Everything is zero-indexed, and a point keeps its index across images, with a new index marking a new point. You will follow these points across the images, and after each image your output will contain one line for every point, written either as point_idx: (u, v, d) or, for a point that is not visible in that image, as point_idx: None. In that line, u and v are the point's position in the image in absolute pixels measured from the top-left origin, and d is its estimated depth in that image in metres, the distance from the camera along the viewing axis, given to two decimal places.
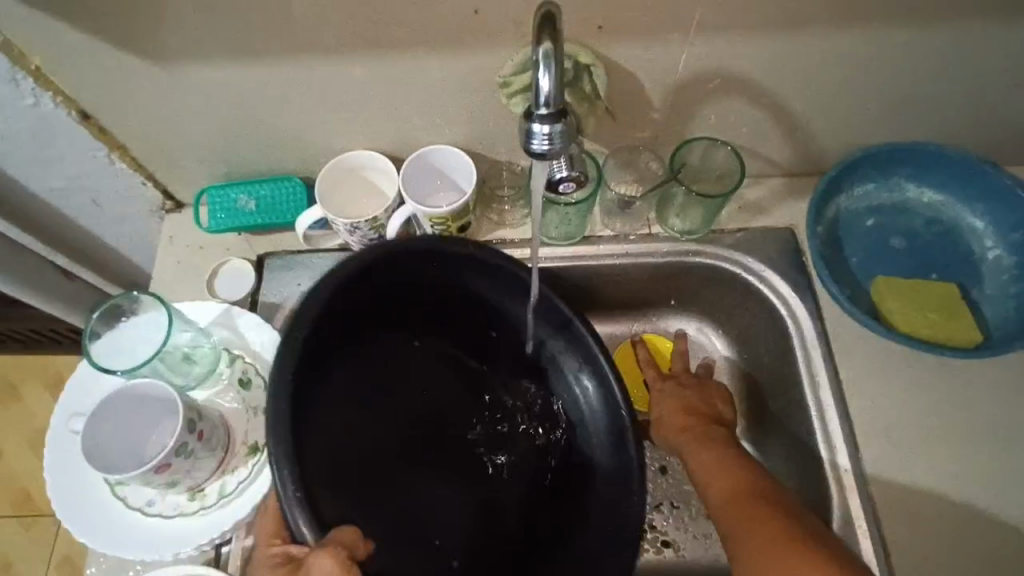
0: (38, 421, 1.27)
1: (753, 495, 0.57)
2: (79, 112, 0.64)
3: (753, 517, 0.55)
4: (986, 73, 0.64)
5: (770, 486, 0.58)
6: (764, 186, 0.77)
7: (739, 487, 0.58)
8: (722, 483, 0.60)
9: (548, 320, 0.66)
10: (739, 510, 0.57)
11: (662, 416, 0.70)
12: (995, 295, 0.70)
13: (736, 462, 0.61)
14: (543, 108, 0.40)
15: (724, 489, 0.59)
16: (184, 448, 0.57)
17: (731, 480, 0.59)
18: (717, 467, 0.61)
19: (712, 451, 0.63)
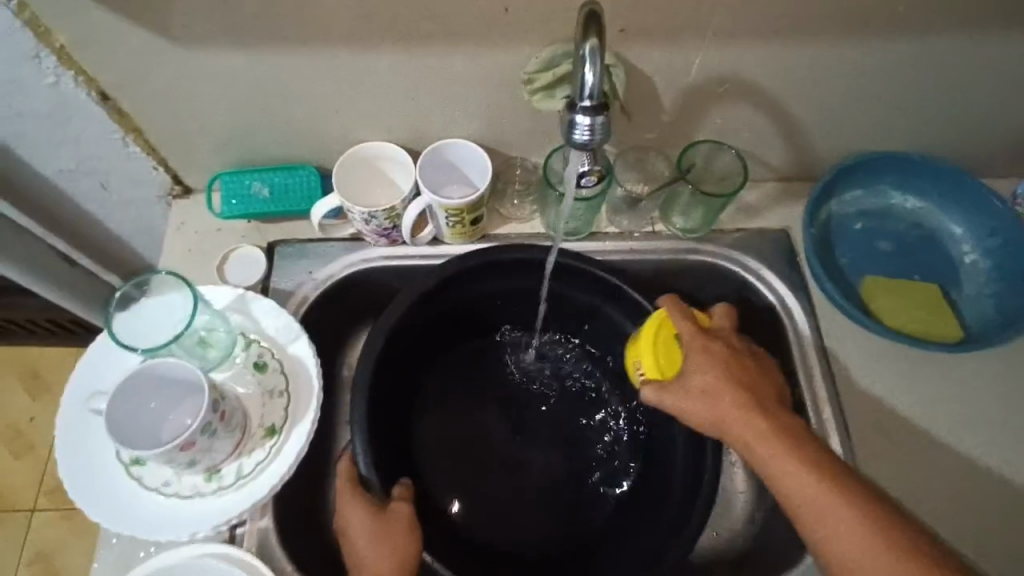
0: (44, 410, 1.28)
1: (829, 484, 0.53)
2: (99, 92, 0.64)
3: (838, 514, 0.52)
4: (968, 86, 0.69)
5: (843, 471, 0.54)
6: (761, 189, 0.82)
7: (813, 478, 0.54)
8: (807, 490, 0.54)
9: (599, 293, 0.72)
10: (820, 504, 0.53)
11: (705, 398, 0.61)
12: (971, 296, 0.76)
13: (795, 444, 0.56)
14: (587, 100, 0.43)
15: (790, 478, 0.55)
16: (208, 427, 0.58)
17: (797, 470, 0.55)
18: (796, 476, 0.55)
19: (763, 432, 0.58)
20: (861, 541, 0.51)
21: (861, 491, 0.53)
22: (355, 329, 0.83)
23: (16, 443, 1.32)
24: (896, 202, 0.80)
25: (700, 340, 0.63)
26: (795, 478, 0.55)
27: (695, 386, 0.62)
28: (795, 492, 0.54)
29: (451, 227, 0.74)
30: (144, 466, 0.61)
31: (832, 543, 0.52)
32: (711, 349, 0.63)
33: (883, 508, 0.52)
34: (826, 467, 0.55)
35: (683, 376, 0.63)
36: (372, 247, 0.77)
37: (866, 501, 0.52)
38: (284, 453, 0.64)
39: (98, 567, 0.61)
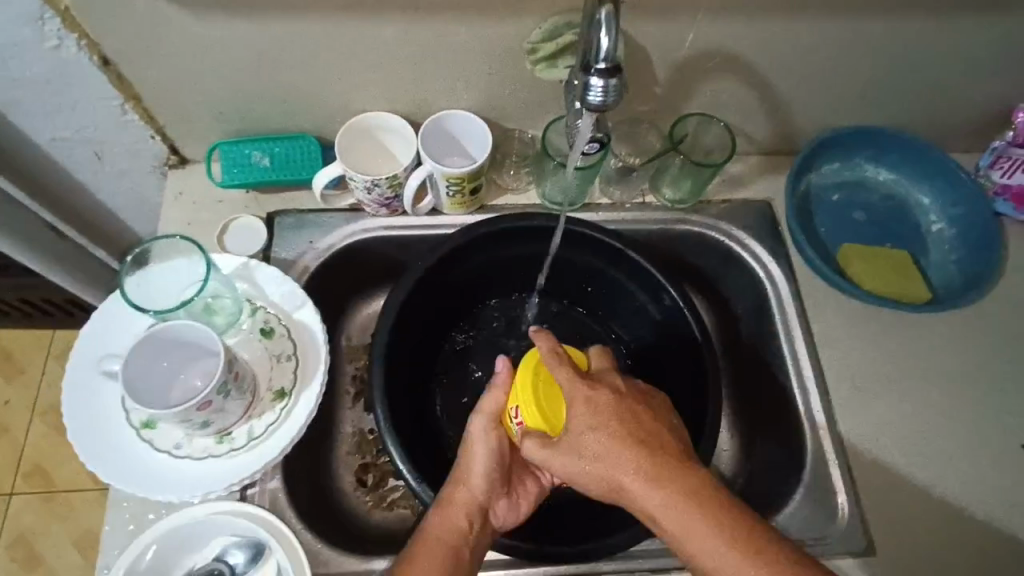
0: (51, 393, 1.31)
1: (737, 550, 0.48)
2: (100, 58, 0.63)
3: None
4: (937, 62, 0.74)
5: (751, 529, 0.49)
6: (745, 163, 0.86)
7: (720, 546, 0.49)
8: (712, 553, 0.49)
9: (601, 255, 0.77)
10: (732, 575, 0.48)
11: (596, 462, 0.55)
12: (937, 262, 0.82)
13: (696, 507, 0.50)
14: (602, 62, 0.46)
15: (698, 552, 0.49)
16: (223, 387, 0.58)
17: (701, 539, 0.49)
18: (697, 538, 0.50)
19: (660, 497, 0.52)
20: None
21: (772, 552, 0.48)
22: (352, 300, 0.84)
23: None
24: (870, 174, 0.85)
25: (585, 395, 0.57)
26: (703, 551, 0.49)
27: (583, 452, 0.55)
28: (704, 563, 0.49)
29: (451, 196, 0.75)
30: (154, 429, 0.62)
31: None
32: (595, 405, 0.57)
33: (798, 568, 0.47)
34: (732, 530, 0.49)
35: (571, 441, 0.56)
36: (371, 217, 0.78)
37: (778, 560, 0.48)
38: (295, 415, 0.65)
39: (109, 529, 0.61)
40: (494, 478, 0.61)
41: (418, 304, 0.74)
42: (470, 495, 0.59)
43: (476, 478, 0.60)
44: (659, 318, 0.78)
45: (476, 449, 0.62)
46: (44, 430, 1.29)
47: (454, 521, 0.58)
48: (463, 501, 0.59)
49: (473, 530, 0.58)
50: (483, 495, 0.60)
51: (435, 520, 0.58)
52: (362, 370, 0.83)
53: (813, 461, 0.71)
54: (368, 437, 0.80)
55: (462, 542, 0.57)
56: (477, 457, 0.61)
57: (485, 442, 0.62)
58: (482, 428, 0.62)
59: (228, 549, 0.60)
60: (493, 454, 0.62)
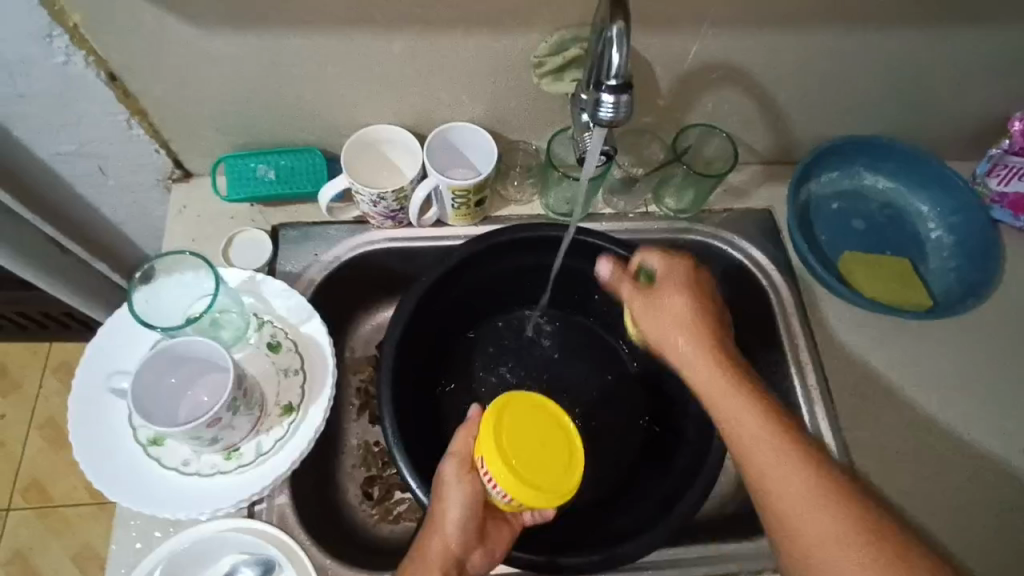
0: (52, 406, 1.30)
1: (788, 457, 0.53)
2: (107, 74, 0.63)
3: (789, 481, 0.52)
4: (935, 72, 0.75)
5: (805, 446, 0.53)
6: (745, 172, 0.86)
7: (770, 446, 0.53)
8: (755, 433, 0.54)
9: None
10: (772, 473, 0.52)
11: (675, 304, 0.64)
12: (936, 270, 0.83)
13: (759, 404, 0.56)
14: (613, 80, 0.47)
15: (744, 429, 0.55)
16: (233, 403, 0.58)
17: (755, 436, 0.54)
18: (746, 418, 0.55)
19: (728, 393, 0.58)
20: (811, 518, 0.50)
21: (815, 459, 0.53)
22: (357, 312, 0.85)
23: None
24: (868, 183, 0.86)
25: (678, 258, 0.67)
26: (748, 431, 0.55)
27: (666, 315, 0.64)
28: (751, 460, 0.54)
29: (456, 208, 0.75)
30: (162, 446, 0.61)
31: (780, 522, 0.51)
32: (689, 274, 0.66)
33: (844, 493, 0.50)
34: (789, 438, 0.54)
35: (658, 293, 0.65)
36: (376, 229, 0.78)
37: (826, 475, 0.52)
38: (303, 429, 0.65)
39: (117, 548, 0.61)
40: (465, 529, 0.58)
41: (424, 314, 0.74)
42: (443, 546, 0.57)
43: (450, 530, 0.57)
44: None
45: (446, 496, 0.59)
46: (40, 444, 1.28)
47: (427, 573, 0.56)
48: (436, 553, 0.57)
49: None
50: (458, 545, 0.57)
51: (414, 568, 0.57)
52: (367, 382, 0.83)
53: None
54: (374, 449, 0.79)
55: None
56: (448, 506, 0.58)
57: (455, 491, 0.58)
58: (452, 473, 0.59)
59: (239, 567, 0.61)
60: (465, 503, 0.58)
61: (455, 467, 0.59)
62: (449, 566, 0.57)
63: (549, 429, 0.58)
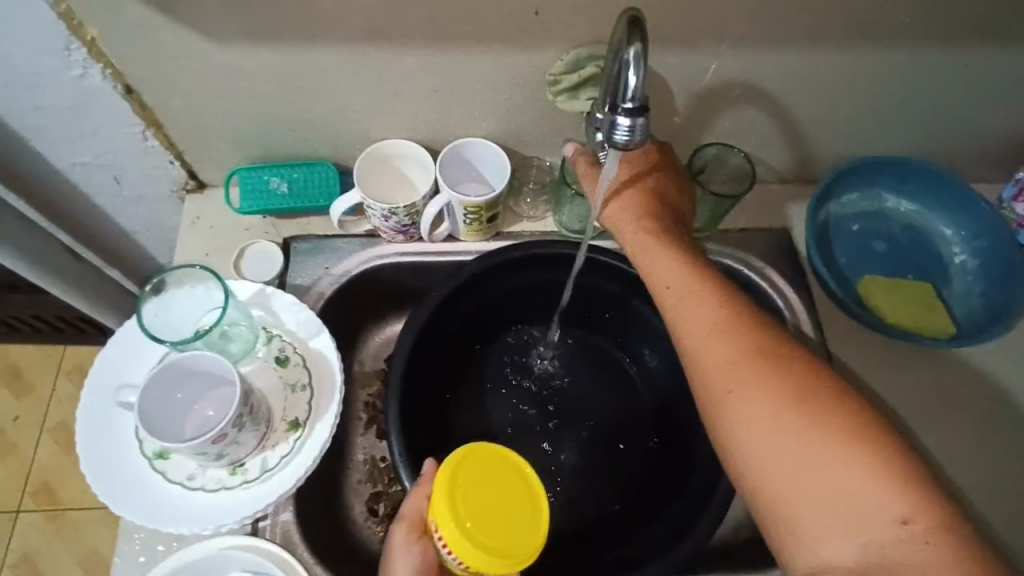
0: (64, 410, 1.31)
1: (740, 353, 0.52)
2: (124, 86, 0.64)
3: (726, 373, 0.51)
4: (959, 93, 0.74)
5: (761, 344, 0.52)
6: (762, 191, 0.85)
7: (724, 344, 0.52)
8: (700, 337, 0.54)
9: (619, 282, 0.76)
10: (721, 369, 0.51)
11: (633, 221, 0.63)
12: (960, 295, 0.80)
13: (708, 308, 0.55)
14: (629, 102, 0.46)
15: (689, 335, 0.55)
16: (239, 420, 0.58)
17: (707, 341, 0.53)
18: (692, 324, 0.55)
19: (682, 300, 0.56)
20: (753, 411, 0.49)
21: (758, 353, 0.51)
22: (366, 325, 0.84)
23: None
24: (890, 205, 0.84)
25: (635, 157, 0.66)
26: (693, 336, 0.54)
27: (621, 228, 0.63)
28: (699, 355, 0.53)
29: (468, 224, 0.75)
30: (167, 460, 0.61)
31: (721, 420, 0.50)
32: (642, 189, 0.65)
33: (791, 386, 0.49)
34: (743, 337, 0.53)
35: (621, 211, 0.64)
36: (387, 243, 0.78)
37: (770, 374, 0.50)
38: (309, 446, 0.64)
39: (119, 562, 0.60)
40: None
41: (434, 330, 0.74)
42: None
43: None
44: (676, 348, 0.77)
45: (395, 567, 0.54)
46: (52, 447, 1.28)
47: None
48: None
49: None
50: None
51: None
52: (374, 396, 0.82)
53: None
54: (380, 465, 0.78)
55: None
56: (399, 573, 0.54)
57: (405, 557, 0.55)
58: (403, 540, 0.56)
59: None
60: (418, 567, 0.54)
61: (402, 531, 0.56)
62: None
63: (508, 483, 0.55)
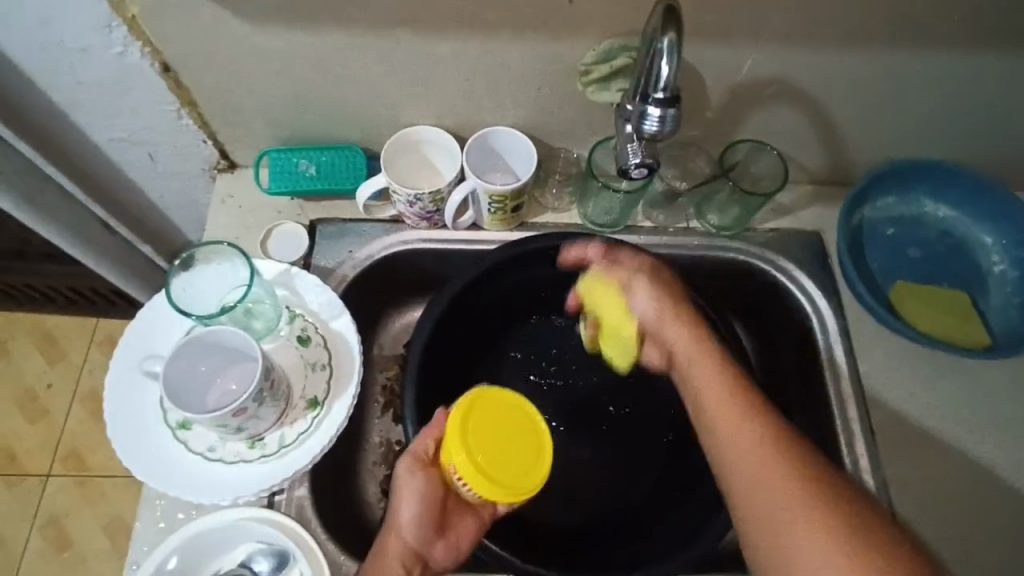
0: (94, 379, 1.36)
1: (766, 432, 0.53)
2: (162, 65, 0.65)
3: (760, 470, 0.51)
4: (1010, 97, 0.71)
5: (792, 442, 0.52)
6: (795, 191, 0.83)
7: (753, 424, 0.54)
8: (735, 435, 0.54)
9: None
10: (751, 450, 0.52)
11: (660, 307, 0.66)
12: (998, 306, 0.77)
13: (742, 406, 0.55)
14: (660, 92, 0.46)
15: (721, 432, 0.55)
16: (259, 395, 0.59)
17: (728, 426, 0.55)
18: (727, 420, 0.55)
19: (721, 396, 0.57)
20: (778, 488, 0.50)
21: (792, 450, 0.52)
22: (387, 309, 0.85)
23: (32, 409, 1.33)
24: (927, 210, 0.81)
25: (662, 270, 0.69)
26: (728, 435, 0.54)
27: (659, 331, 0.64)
28: (728, 435, 0.54)
29: (493, 213, 0.75)
30: (189, 430, 0.63)
31: (750, 501, 0.51)
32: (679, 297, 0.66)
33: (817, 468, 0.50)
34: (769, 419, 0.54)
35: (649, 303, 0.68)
36: (411, 229, 0.78)
37: (803, 474, 0.50)
38: (326, 425, 0.65)
39: (140, 526, 0.62)
40: (422, 524, 0.60)
41: (454, 317, 0.74)
42: (401, 542, 0.59)
43: (404, 525, 0.60)
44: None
45: (403, 495, 0.61)
46: (81, 414, 1.33)
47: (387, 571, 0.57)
48: (396, 551, 0.59)
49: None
50: (415, 539, 0.60)
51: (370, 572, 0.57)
52: (392, 380, 0.83)
53: None
54: (395, 447, 0.79)
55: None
56: (405, 503, 0.60)
57: (410, 486, 0.61)
58: (408, 470, 0.61)
59: (254, 556, 0.61)
60: (421, 500, 0.60)
61: (410, 462, 0.61)
62: (410, 561, 0.59)
63: (517, 422, 0.62)
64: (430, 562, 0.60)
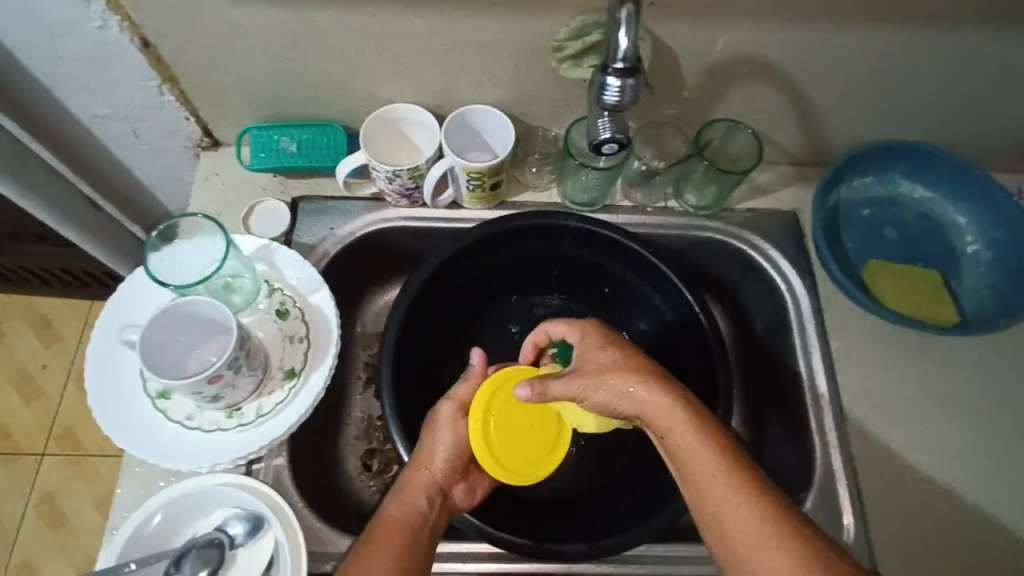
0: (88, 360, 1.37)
1: (757, 511, 0.46)
2: (141, 40, 0.66)
3: (756, 541, 0.45)
4: (984, 77, 0.71)
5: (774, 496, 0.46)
6: (774, 172, 0.84)
7: (740, 500, 0.46)
8: (723, 503, 0.47)
9: (619, 256, 0.77)
10: (749, 541, 0.45)
11: (602, 371, 0.55)
12: (971, 286, 0.78)
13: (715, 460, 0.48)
14: (620, 63, 0.50)
15: (704, 495, 0.48)
16: (235, 362, 0.60)
17: (709, 488, 0.48)
18: (704, 479, 0.48)
19: (694, 451, 0.49)
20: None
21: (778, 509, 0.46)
22: (370, 287, 0.86)
23: (27, 388, 1.35)
24: (904, 191, 0.82)
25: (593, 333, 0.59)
26: (716, 502, 0.47)
27: (599, 390, 0.55)
28: (715, 511, 0.47)
29: (472, 190, 0.76)
30: (168, 400, 0.64)
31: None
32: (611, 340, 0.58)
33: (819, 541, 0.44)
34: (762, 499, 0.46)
35: (585, 365, 0.57)
36: (392, 207, 0.79)
37: (797, 537, 0.44)
38: (303, 395, 0.66)
39: (121, 493, 0.63)
40: (453, 463, 0.62)
41: (432, 294, 0.75)
42: (429, 475, 0.61)
43: (436, 460, 0.62)
44: (673, 323, 0.77)
45: (438, 434, 0.63)
46: (75, 394, 1.34)
47: (413, 500, 0.58)
48: (425, 481, 0.60)
49: (432, 507, 0.59)
50: (442, 475, 0.61)
51: (397, 499, 0.58)
52: (375, 357, 0.84)
53: (822, 482, 0.69)
54: (376, 422, 0.80)
55: (422, 517, 0.58)
56: (442, 441, 0.63)
57: (449, 429, 0.64)
58: (446, 414, 0.65)
59: (230, 520, 0.61)
60: (456, 441, 0.63)
61: (451, 408, 0.65)
62: (436, 495, 0.60)
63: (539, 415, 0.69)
64: (450, 500, 0.62)
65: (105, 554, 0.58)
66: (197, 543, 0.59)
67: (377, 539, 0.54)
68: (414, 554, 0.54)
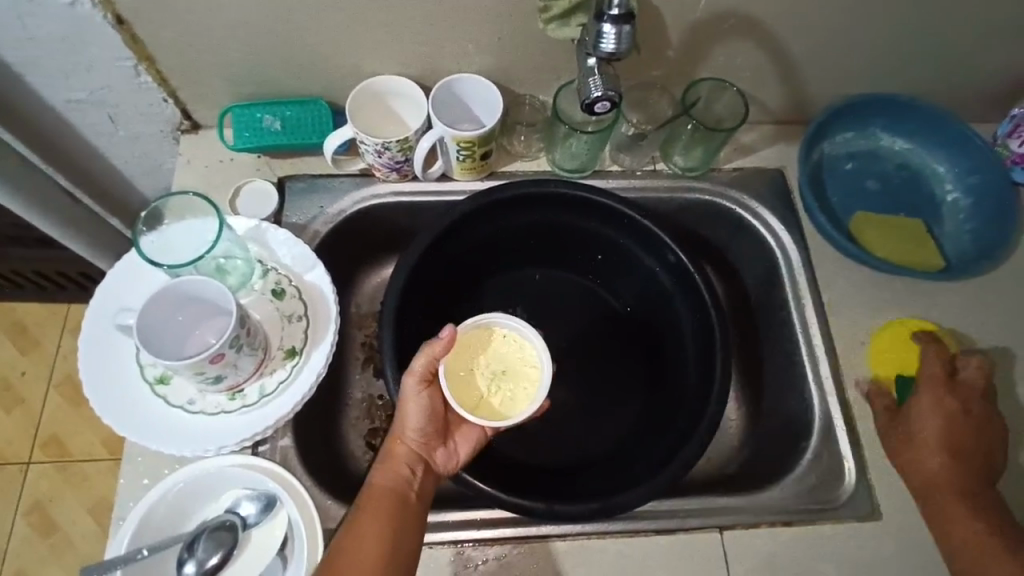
0: (68, 364, 1.34)
1: (971, 518, 0.63)
2: (114, 16, 0.63)
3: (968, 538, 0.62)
4: (960, 25, 0.73)
5: (974, 507, 0.63)
6: (758, 131, 0.85)
7: (958, 510, 0.63)
8: (952, 514, 0.63)
9: (611, 221, 0.77)
10: (958, 535, 0.63)
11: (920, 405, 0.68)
12: (952, 232, 0.81)
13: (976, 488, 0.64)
14: (616, 9, 0.54)
15: (939, 507, 0.64)
16: (236, 341, 0.58)
17: (947, 501, 0.64)
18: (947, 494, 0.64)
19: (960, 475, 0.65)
20: None
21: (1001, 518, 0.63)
22: (363, 267, 0.85)
23: (7, 397, 1.31)
24: (884, 144, 0.84)
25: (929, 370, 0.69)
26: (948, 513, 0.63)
27: (918, 420, 0.68)
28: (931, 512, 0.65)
29: (462, 161, 0.75)
30: (167, 385, 0.63)
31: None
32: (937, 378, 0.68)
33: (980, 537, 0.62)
34: (979, 510, 0.63)
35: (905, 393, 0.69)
36: (382, 183, 0.78)
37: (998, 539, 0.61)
38: (305, 374, 0.66)
39: (124, 483, 0.62)
40: (426, 431, 0.62)
41: (428, 267, 0.75)
42: (405, 448, 0.62)
43: (408, 433, 0.62)
44: (667, 285, 0.78)
45: (405, 404, 0.62)
46: (59, 402, 1.31)
47: (396, 468, 0.60)
48: (403, 454, 0.61)
49: (416, 474, 0.61)
50: (419, 444, 0.62)
51: (381, 471, 0.60)
52: (372, 336, 0.84)
53: (821, 429, 0.72)
54: (378, 402, 0.80)
55: (407, 485, 0.60)
56: (408, 414, 0.61)
57: (414, 401, 0.61)
58: (412, 387, 0.61)
59: (240, 501, 0.61)
60: (424, 410, 0.62)
61: (413, 381, 0.61)
62: (416, 463, 0.61)
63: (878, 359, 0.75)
64: (434, 467, 0.63)
65: (115, 543, 0.57)
66: (208, 526, 0.59)
67: (364, 515, 0.57)
68: (398, 517, 0.57)
